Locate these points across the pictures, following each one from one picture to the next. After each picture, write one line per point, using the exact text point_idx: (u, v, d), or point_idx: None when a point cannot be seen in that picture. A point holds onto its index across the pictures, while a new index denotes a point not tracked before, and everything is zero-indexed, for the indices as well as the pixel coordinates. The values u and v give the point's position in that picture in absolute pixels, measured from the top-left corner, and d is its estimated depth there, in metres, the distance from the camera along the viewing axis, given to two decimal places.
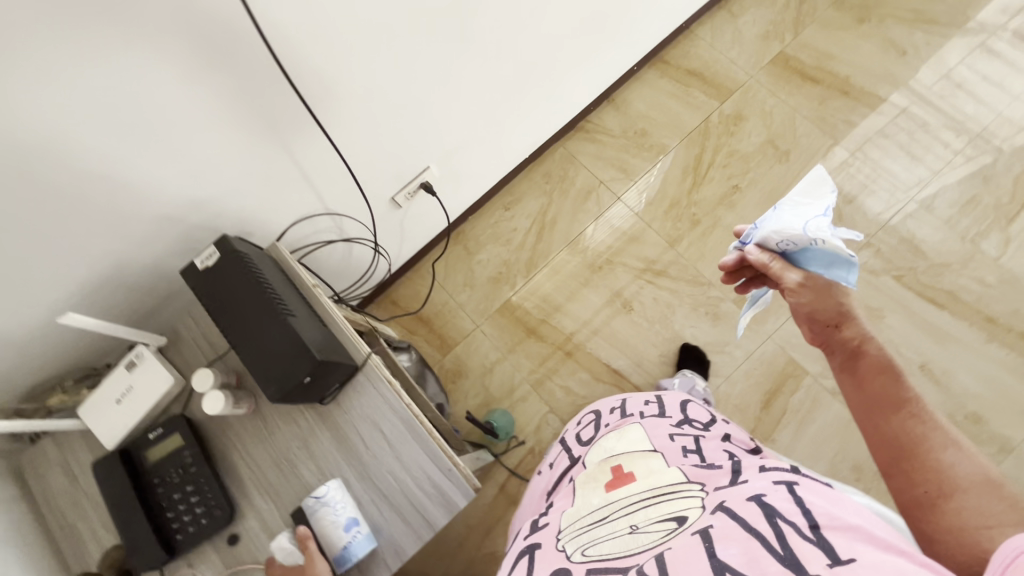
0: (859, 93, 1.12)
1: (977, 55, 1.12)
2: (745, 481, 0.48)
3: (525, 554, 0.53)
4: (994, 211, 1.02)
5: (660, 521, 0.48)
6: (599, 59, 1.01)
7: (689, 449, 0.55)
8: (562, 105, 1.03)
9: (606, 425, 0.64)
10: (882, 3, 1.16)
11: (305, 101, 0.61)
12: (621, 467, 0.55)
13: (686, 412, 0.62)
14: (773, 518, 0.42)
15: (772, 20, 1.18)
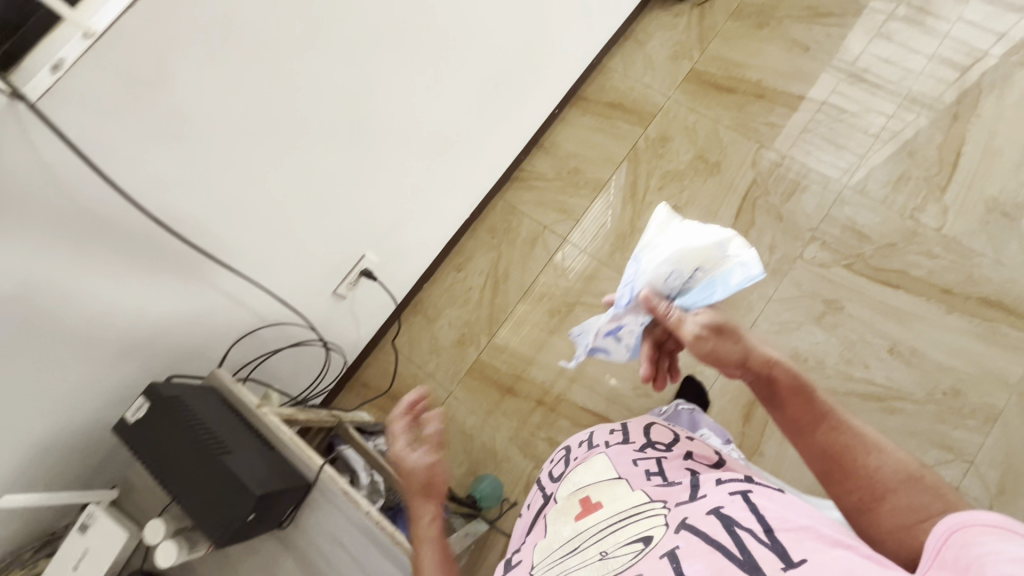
0: (774, 94, 1.15)
1: (877, 37, 1.15)
2: (702, 496, 0.49)
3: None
4: (926, 183, 1.04)
5: (628, 543, 0.49)
6: (513, 116, 1.03)
7: (653, 472, 0.55)
8: (488, 163, 1.05)
9: (576, 457, 0.63)
10: (778, 6, 1.20)
11: (199, 247, 0.60)
12: (590, 497, 0.56)
13: (649, 434, 0.61)
14: (731, 527, 0.45)
15: (677, 40, 1.22)
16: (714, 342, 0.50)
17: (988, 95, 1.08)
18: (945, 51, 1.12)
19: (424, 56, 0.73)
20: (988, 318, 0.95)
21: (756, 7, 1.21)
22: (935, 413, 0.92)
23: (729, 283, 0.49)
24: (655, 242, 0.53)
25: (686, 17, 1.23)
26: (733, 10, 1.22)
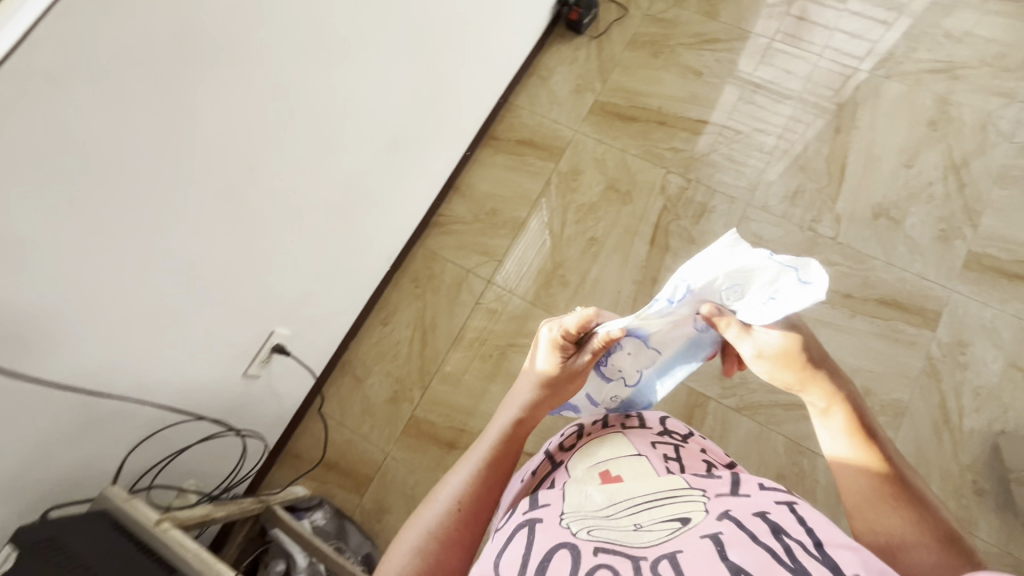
0: (674, 119, 1.19)
1: (760, 59, 1.22)
2: (746, 495, 0.49)
3: (523, 526, 0.49)
4: (819, 194, 1.11)
5: (666, 520, 0.48)
6: (419, 167, 1.03)
7: (674, 457, 0.56)
8: (399, 214, 1.04)
9: (588, 433, 0.61)
10: (669, 35, 1.26)
11: (47, 379, 0.55)
12: (609, 469, 0.54)
13: (665, 424, 0.62)
14: (779, 534, 0.45)
15: (579, 73, 1.25)
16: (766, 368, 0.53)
17: (862, 107, 1.16)
18: (821, 69, 1.20)
19: (313, 129, 0.72)
20: (887, 317, 1.02)
21: (649, 36, 1.26)
22: None
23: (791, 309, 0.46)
24: (704, 265, 0.47)
25: (585, 50, 1.27)
26: (627, 41, 1.26)
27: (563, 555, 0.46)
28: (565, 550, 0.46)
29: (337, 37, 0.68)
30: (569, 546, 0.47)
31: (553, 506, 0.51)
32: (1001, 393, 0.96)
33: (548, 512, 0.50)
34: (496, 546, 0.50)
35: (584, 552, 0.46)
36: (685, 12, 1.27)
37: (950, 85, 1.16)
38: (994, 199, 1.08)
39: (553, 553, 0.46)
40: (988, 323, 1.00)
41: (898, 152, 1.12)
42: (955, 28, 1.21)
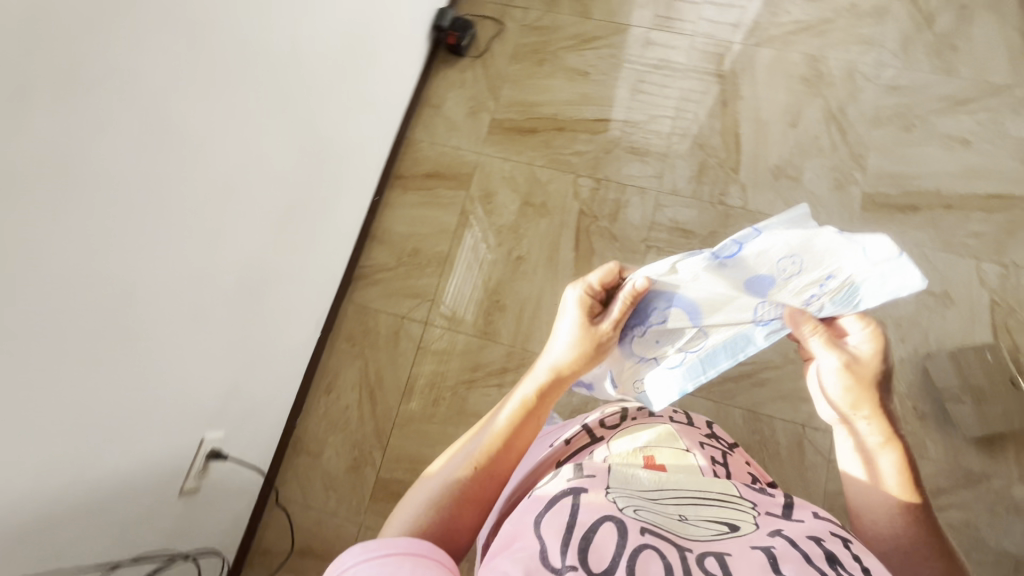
0: (572, 123, 1.21)
1: (639, 48, 1.25)
2: (800, 520, 0.50)
3: (568, 494, 0.51)
4: (721, 168, 1.15)
5: (714, 521, 0.49)
6: (323, 227, 0.99)
7: (718, 459, 0.60)
8: (314, 280, 1.00)
9: (632, 418, 0.66)
10: (549, 41, 1.27)
11: None
12: (652, 455, 0.59)
13: (710, 428, 0.68)
14: (834, 561, 0.44)
15: (471, 95, 1.24)
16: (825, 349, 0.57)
17: (742, 77, 1.21)
18: (697, 49, 1.24)
19: (195, 227, 0.67)
20: None
21: (531, 47, 1.27)
22: (793, 372, 1.02)
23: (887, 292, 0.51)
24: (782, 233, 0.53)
25: (471, 72, 1.26)
26: (511, 55, 1.27)
27: (608, 526, 0.46)
28: (611, 523, 0.47)
29: (195, 128, 0.63)
30: (616, 520, 0.47)
31: (601, 482, 0.53)
32: (921, 319, 1.02)
33: (593, 485, 0.52)
34: (538, 506, 0.50)
35: (630, 529, 0.46)
36: (559, 17, 1.29)
37: (815, 41, 1.23)
38: (875, 140, 1.14)
39: (598, 524, 0.46)
40: None
41: (783, 114, 1.18)
42: None
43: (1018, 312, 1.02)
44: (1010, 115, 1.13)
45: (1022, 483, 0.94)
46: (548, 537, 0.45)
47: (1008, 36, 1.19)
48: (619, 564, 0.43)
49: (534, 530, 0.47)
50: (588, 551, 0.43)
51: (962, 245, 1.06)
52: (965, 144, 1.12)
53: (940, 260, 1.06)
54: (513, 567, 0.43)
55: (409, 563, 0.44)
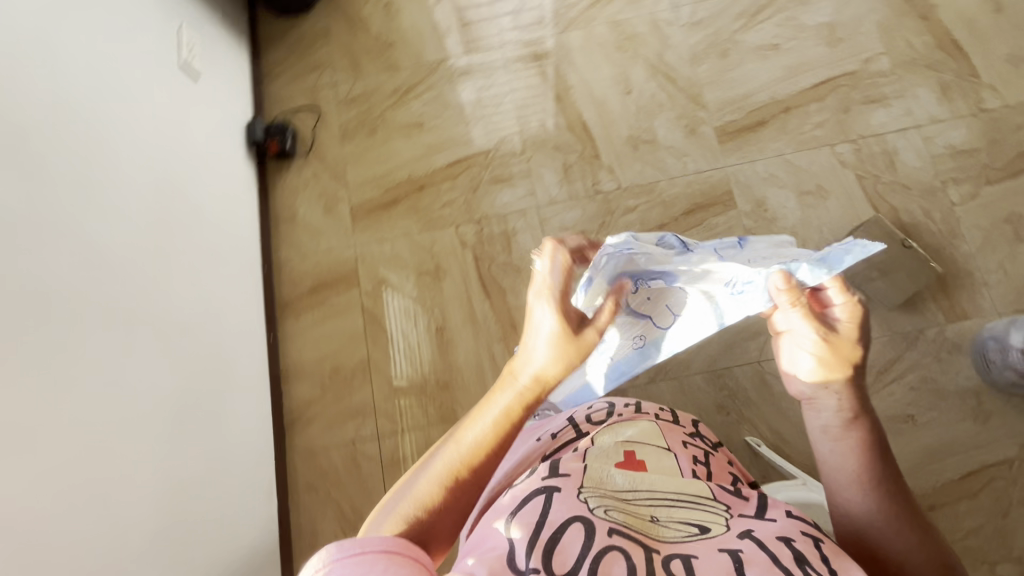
0: (429, 177, 1.18)
1: (460, 78, 1.24)
2: (771, 521, 0.50)
3: (542, 493, 0.50)
4: (583, 160, 1.16)
5: (683, 522, 0.50)
6: (216, 399, 0.94)
7: (701, 458, 0.61)
8: (233, 453, 0.95)
9: (619, 414, 0.67)
10: (371, 107, 1.23)
11: None
12: (634, 451, 0.59)
13: (697, 427, 0.70)
14: (802, 563, 0.45)
15: (319, 192, 1.19)
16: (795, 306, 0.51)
17: (564, 67, 1.22)
18: (513, 57, 1.24)
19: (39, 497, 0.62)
20: (697, 223, 1.11)
21: (356, 120, 1.22)
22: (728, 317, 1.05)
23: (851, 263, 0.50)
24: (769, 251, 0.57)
25: (309, 169, 1.20)
26: (341, 136, 1.22)
27: (578, 526, 0.46)
28: (580, 522, 0.47)
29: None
30: (583, 518, 0.47)
31: (574, 481, 0.52)
32: (810, 219, 1.08)
33: (568, 482, 0.52)
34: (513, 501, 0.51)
35: (598, 529, 0.46)
36: (370, 79, 1.25)
37: (613, 5, 1.25)
38: (704, 75, 1.19)
39: (567, 524, 0.47)
40: (765, 174, 1.12)
41: (615, 85, 1.20)
42: None
43: (883, 176, 1.09)
44: (801, 7, 1.21)
45: (951, 323, 1.01)
46: (518, 537, 0.46)
47: None
48: (582, 569, 0.43)
49: (506, 526, 0.48)
50: (553, 553, 0.44)
51: (814, 138, 1.13)
52: (777, 47, 1.19)
53: (802, 159, 1.12)
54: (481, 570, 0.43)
55: (383, 563, 0.43)
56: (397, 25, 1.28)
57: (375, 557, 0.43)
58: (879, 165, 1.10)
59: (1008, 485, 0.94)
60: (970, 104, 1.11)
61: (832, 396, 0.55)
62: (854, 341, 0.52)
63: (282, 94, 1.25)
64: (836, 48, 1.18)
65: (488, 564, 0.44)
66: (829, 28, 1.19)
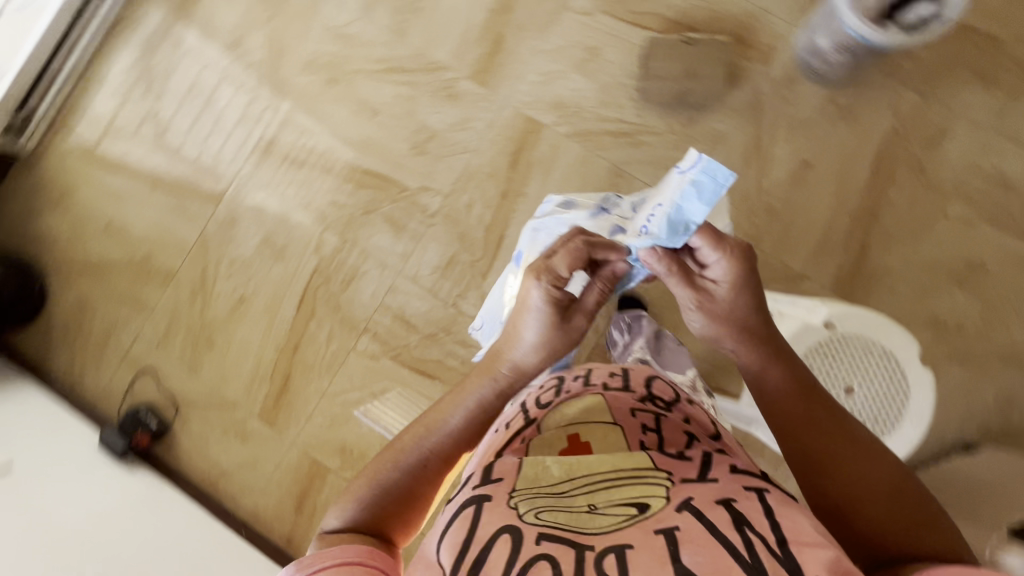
0: (293, 333, 1.09)
1: (233, 231, 1.11)
2: (713, 480, 0.52)
3: (471, 505, 0.53)
4: (397, 202, 1.08)
5: (622, 505, 0.51)
6: None
7: (649, 426, 0.61)
8: None
9: (567, 391, 0.67)
10: (189, 325, 1.11)
11: None
12: (579, 435, 0.61)
13: (650, 386, 0.68)
14: (742, 525, 0.46)
15: (222, 430, 1.09)
16: (672, 273, 0.62)
17: (306, 139, 1.11)
18: (258, 172, 1.12)
19: None
20: (528, 166, 1.06)
21: (188, 347, 1.10)
22: None
23: (707, 204, 0.55)
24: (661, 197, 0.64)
25: (195, 421, 1.09)
26: (190, 371, 1.10)
27: (505, 538, 0.48)
28: (507, 534, 0.49)
29: None
30: (512, 529, 0.49)
31: (506, 485, 0.54)
32: (605, 82, 1.05)
33: (498, 490, 0.54)
34: (448, 516, 0.54)
35: (527, 539, 0.48)
36: (162, 303, 1.11)
37: (291, 50, 1.13)
38: (420, 39, 1.09)
39: (494, 537, 0.49)
40: (540, 77, 1.06)
41: (360, 116, 1.10)
42: (227, 29, 1.14)
43: None
44: None
45: (772, 66, 1.02)
46: (446, 558, 0.49)
47: None
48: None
49: (439, 548, 0.50)
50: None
51: (550, 12, 1.07)
52: None
53: (556, 39, 1.06)
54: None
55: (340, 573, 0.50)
56: (136, 238, 1.13)
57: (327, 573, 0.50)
58: None
59: (908, 144, 1.00)
60: None
61: (736, 355, 0.64)
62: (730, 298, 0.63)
63: (105, 386, 1.11)
64: None
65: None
66: None
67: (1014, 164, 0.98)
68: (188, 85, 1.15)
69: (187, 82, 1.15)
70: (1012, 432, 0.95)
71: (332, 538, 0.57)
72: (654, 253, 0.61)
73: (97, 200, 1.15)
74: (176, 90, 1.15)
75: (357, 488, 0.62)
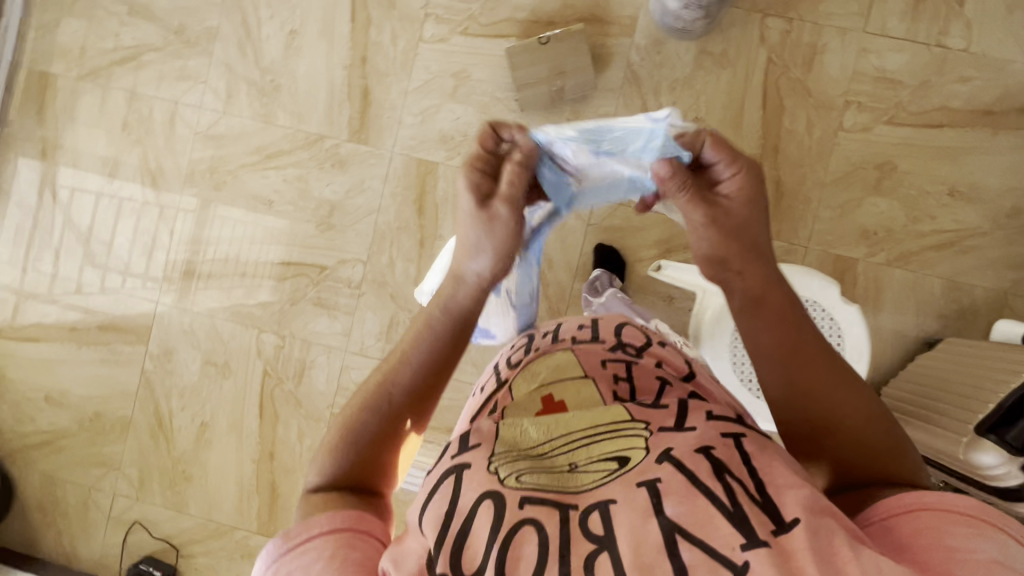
0: (263, 440, 1.07)
1: (171, 362, 1.09)
2: (690, 429, 0.47)
3: (450, 475, 0.46)
4: (321, 282, 1.06)
5: (604, 459, 0.46)
6: None
7: (621, 375, 0.59)
8: None
9: (538, 348, 0.65)
10: (160, 466, 1.09)
11: None
12: (553, 395, 0.56)
13: (620, 334, 0.66)
14: (721, 474, 0.42)
15: (227, 556, 1.08)
16: (681, 192, 0.54)
17: (212, 249, 1.09)
18: (176, 296, 1.09)
19: None
20: (435, 207, 1.04)
21: (168, 487, 1.09)
22: None
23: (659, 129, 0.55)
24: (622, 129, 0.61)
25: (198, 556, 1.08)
26: (177, 510, 1.09)
27: (488, 506, 0.43)
28: (490, 500, 0.43)
29: None
30: (494, 494, 0.43)
31: (486, 450, 0.48)
32: (481, 103, 1.03)
33: (478, 455, 0.47)
34: (427, 487, 0.47)
35: (509, 504, 0.42)
36: (127, 454, 1.09)
37: (166, 167, 1.09)
38: (288, 117, 1.06)
39: (478, 504, 0.43)
40: (418, 117, 1.04)
41: (256, 211, 1.07)
42: (97, 165, 1.11)
43: (474, 9, 1.03)
44: None
45: (635, 36, 1.01)
46: (429, 532, 0.43)
47: None
48: (490, 558, 0.40)
49: (419, 518, 0.44)
50: (463, 551, 0.41)
51: (407, 50, 1.04)
52: (293, 27, 1.06)
53: (421, 75, 1.04)
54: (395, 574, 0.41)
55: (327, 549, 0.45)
56: (79, 399, 1.10)
57: (318, 544, 0.45)
58: (461, 7, 1.03)
59: (787, 70, 0.99)
60: None
61: (733, 275, 0.55)
62: (738, 213, 0.54)
63: (100, 552, 1.10)
64: None
65: (404, 565, 0.41)
66: None
67: (895, 57, 0.97)
68: (78, 234, 1.12)
69: (77, 231, 1.12)
70: (967, 313, 0.97)
71: (311, 499, 0.51)
72: (670, 166, 0.53)
73: (29, 375, 1.12)
74: (70, 244, 1.12)
75: (328, 442, 0.55)
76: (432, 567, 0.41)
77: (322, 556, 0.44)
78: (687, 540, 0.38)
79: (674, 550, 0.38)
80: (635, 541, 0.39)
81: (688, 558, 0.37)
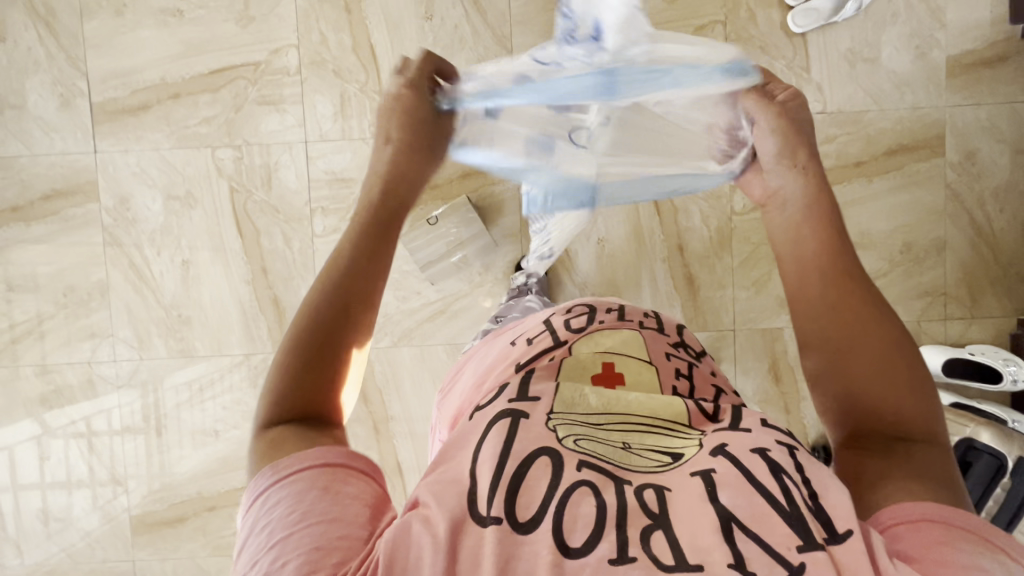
0: None
1: None
2: (745, 430, 0.43)
3: (506, 417, 0.43)
4: None
5: (656, 451, 0.43)
6: None
7: (683, 373, 0.54)
8: None
9: (601, 320, 0.58)
10: None
11: None
12: (614, 364, 0.52)
13: (682, 335, 0.61)
14: (778, 472, 0.39)
15: None
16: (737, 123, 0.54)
17: (172, 491, 1.07)
18: (150, 546, 1.08)
19: None
20: (379, 392, 1.06)
21: None
22: None
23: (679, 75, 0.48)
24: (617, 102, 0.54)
25: None
26: None
27: (545, 459, 0.40)
28: (547, 456, 0.40)
29: None
30: (550, 450, 0.41)
31: (545, 406, 0.45)
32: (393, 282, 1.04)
33: (538, 408, 0.44)
34: (476, 428, 0.43)
35: (567, 463, 0.40)
36: None
37: (97, 424, 1.06)
38: (207, 346, 1.05)
39: (532, 455, 0.40)
40: None
41: (205, 441, 1.06)
42: (28, 445, 1.07)
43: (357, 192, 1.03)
44: (135, 218, 1.03)
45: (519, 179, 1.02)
46: (481, 474, 0.39)
47: (25, 227, 1.03)
48: (548, 513, 0.37)
49: (473, 459, 0.40)
50: (517, 497, 0.38)
51: (303, 250, 1.04)
52: (184, 257, 1.04)
53: None
54: (439, 511, 0.37)
55: (319, 483, 0.40)
56: None
57: (305, 476, 0.40)
58: (343, 194, 1.03)
59: None
60: (291, 81, 1.01)
61: None
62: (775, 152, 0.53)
63: None
64: (195, 196, 1.03)
65: (447, 503, 0.37)
66: (170, 196, 1.03)
67: None
68: (33, 517, 1.09)
69: (31, 515, 1.09)
70: None
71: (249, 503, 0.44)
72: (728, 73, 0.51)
73: None
74: (25, 529, 1.09)
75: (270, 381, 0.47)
76: (483, 509, 0.37)
77: (310, 491, 0.39)
78: (743, 531, 0.36)
79: (730, 537, 0.36)
80: (693, 528, 0.36)
81: (745, 550, 0.35)
